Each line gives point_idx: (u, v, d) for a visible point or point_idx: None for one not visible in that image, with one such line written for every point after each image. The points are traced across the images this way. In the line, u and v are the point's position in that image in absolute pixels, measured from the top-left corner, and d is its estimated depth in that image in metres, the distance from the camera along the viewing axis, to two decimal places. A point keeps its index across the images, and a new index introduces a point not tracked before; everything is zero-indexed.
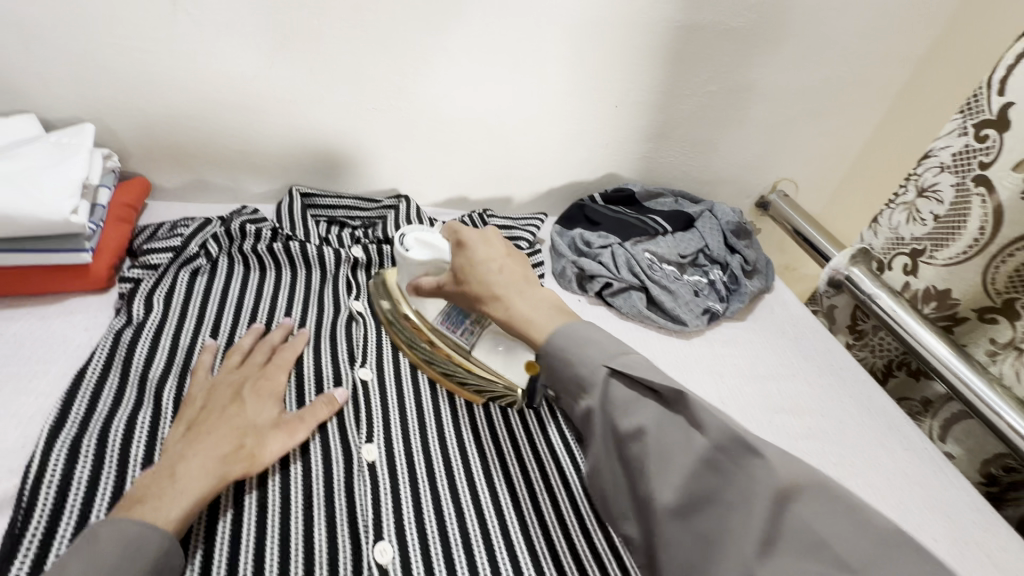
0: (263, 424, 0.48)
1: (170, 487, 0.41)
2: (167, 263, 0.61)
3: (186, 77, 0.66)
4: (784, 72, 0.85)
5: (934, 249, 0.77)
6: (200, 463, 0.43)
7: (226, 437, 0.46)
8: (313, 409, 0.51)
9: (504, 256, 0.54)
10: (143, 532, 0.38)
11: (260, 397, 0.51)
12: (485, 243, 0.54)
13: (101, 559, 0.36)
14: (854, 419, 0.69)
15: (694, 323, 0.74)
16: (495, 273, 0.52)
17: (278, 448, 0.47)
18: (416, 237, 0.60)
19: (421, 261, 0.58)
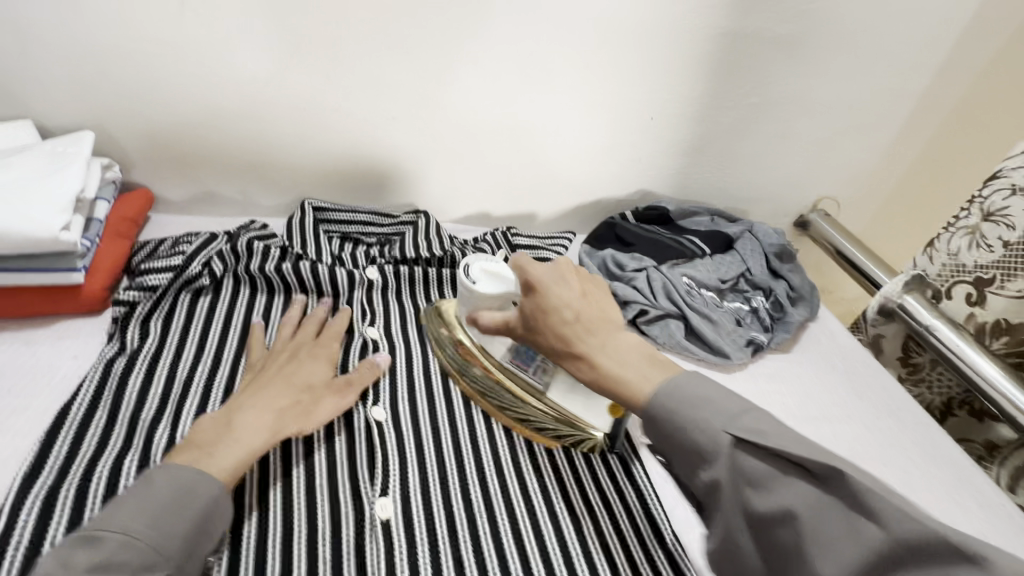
0: (316, 386, 0.49)
1: (229, 434, 0.43)
2: (166, 284, 0.55)
3: (194, 83, 0.62)
4: (832, 84, 0.79)
5: (1005, 279, 0.70)
6: (258, 417, 0.45)
7: (282, 395, 0.47)
8: (361, 374, 0.52)
9: (581, 297, 0.44)
10: (200, 478, 0.39)
11: (314, 361, 0.52)
12: (560, 282, 0.44)
13: (155, 500, 0.36)
14: (920, 469, 0.62)
15: (738, 356, 0.67)
16: (573, 321, 0.42)
17: (330, 408, 0.49)
18: (484, 268, 0.51)
19: (491, 295, 0.50)
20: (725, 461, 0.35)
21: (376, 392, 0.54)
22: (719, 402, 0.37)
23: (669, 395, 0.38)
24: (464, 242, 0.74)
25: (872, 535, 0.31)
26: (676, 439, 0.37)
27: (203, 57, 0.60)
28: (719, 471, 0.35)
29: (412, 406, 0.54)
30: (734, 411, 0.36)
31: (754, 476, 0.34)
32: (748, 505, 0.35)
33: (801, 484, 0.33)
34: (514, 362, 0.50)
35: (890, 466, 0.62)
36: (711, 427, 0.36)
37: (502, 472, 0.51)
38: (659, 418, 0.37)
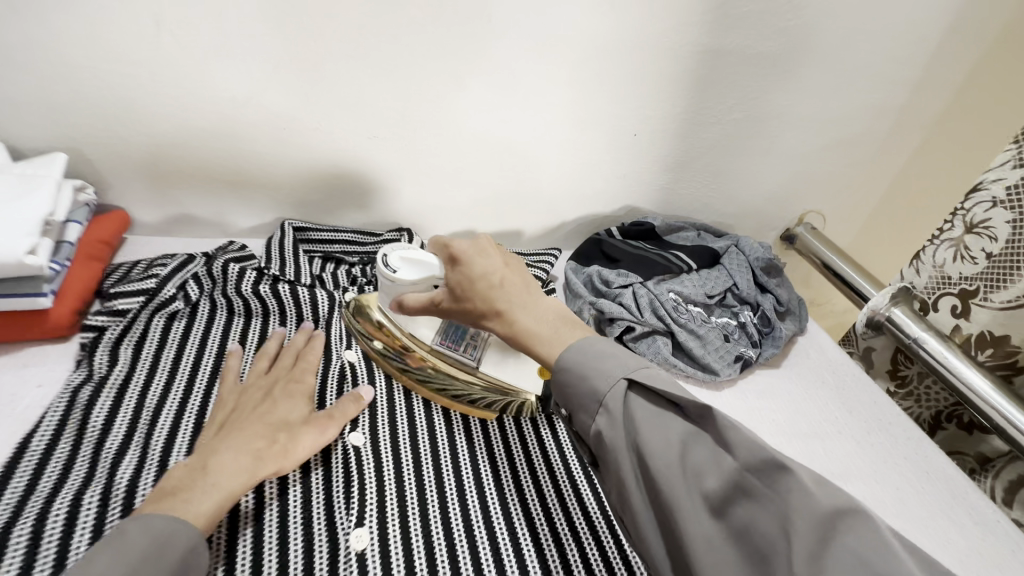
0: (294, 420, 0.48)
1: (201, 480, 0.41)
2: (138, 309, 0.54)
3: (170, 105, 0.61)
4: (812, 100, 0.80)
5: (989, 291, 0.70)
6: (233, 460, 0.43)
7: (258, 433, 0.45)
8: (342, 406, 0.50)
9: (503, 267, 0.48)
10: (174, 526, 0.37)
11: (289, 394, 0.50)
12: (485, 256, 0.48)
13: (127, 552, 0.34)
14: (912, 486, 0.61)
15: (726, 372, 0.67)
16: (499, 292, 0.46)
17: (310, 444, 0.47)
18: (403, 255, 0.52)
19: (413, 281, 0.51)
20: (619, 404, 0.40)
21: (355, 416, 0.52)
22: (621, 357, 0.42)
23: (576, 351, 0.43)
24: None
25: (730, 464, 0.35)
26: (576, 391, 0.42)
27: (181, 77, 0.59)
28: (611, 411, 0.40)
29: (392, 429, 0.52)
30: (636, 364, 0.41)
31: (645, 416, 0.39)
32: (637, 440, 0.38)
33: (678, 422, 0.38)
34: (445, 343, 0.56)
35: (882, 482, 0.61)
36: (612, 375, 0.40)
37: (483, 499, 0.49)
38: (563, 369, 0.43)
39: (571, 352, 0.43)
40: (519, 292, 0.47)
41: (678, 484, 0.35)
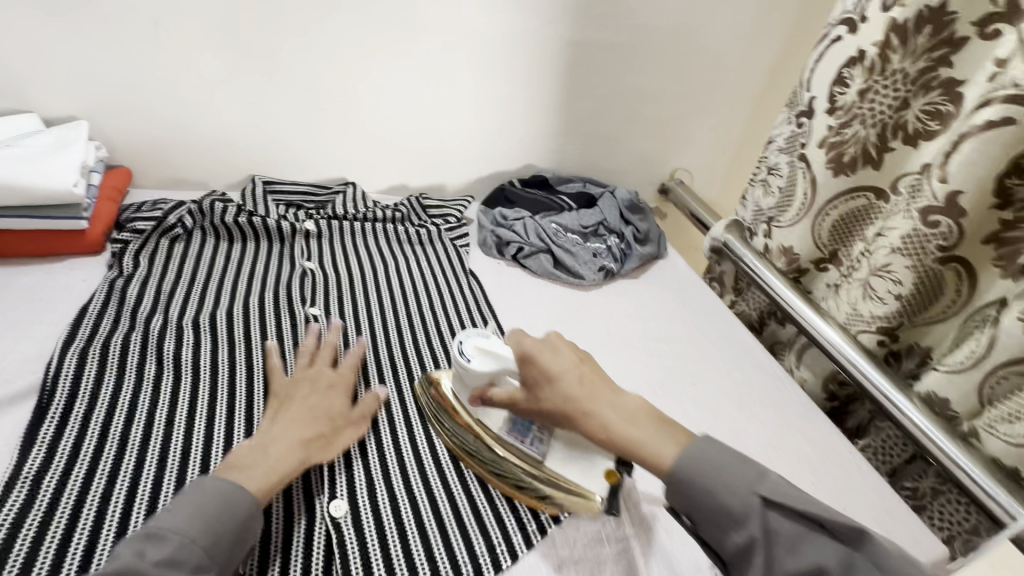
0: (335, 413, 0.58)
1: (262, 458, 0.50)
2: (150, 230, 0.74)
3: (166, 83, 0.82)
4: (663, 79, 1.05)
5: (780, 215, 0.96)
6: (286, 442, 0.52)
7: (309, 425, 0.55)
8: (367, 403, 0.61)
9: (577, 361, 0.53)
10: (238, 491, 0.46)
11: (330, 389, 0.60)
12: (554, 351, 0.54)
13: (203, 510, 0.44)
14: (717, 347, 0.87)
15: (590, 277, 0.91)
16: (587, 403, 0.51)
17: (347, 438, 0.57)
18: (475, 344, 0.57)
19: (484, 370, 0.56)
20: (756, 521, 0.43)
21: (314, 299, 0.74)
22: (728, 465, 0.45)
23: (687, 463, 0.46)
24: (386, 206, 0.95)
25: (836, 553, 0.41)
26: (693, 501, 0.45)
27: (173, 64, 0.80)
28: (754, 530, 0.43)
29: (340, 308, 0.74)
30: (755, 479, 0.44)
31: (784, 535, 0.42)
32: (773, 562, 0.42)
33: (827, 540, 0.41)
34: (511, 434, 0.56)
35: (696, 346, 0.87)
36: (748, 494, 0.43)
37: (405, 348, 0.71)
38: (683, 485, 0.45)
39: (683, 464, 0.46)
40: (601, 392, 0.52)
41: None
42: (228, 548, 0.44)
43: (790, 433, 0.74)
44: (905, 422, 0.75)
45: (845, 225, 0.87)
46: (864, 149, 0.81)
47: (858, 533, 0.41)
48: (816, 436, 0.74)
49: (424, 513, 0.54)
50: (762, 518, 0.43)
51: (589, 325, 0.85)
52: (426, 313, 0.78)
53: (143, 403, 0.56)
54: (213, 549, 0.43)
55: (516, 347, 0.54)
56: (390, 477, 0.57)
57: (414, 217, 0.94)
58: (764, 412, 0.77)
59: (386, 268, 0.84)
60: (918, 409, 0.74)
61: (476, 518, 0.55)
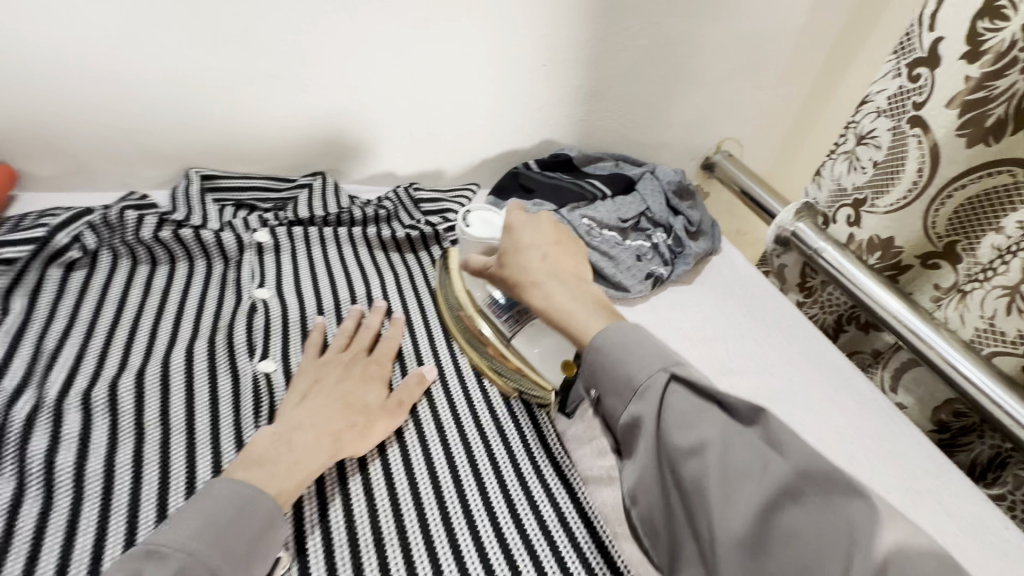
0: (373, 406, 0.50)
1: (283, 453, 0.44)
2: (27, 258, 0.51)
3: (45, 47, 0.58)
4: (717, 22, 0.82)
5: (876, 197, 0.74)
6: (310, 433, 0.46)
7: (338, 412, 0.48)
8: (407, 387, 0.53)
9: (549, 236, 0.55)
10: (257, 497, 0.40)
11: (368, 376, 0.53)
12: (531, 227, 0.55)
13: (214, 518, 0.38)
14: (803, 377, 0.67)
15: (637, 288, 0.70)
16: (541, 271, 0.51)
17: (384, 428, 0.50)
18: (478, 215, 0.62)
19: (477, 238, 0.60)
20: (656, 394, 0.41)
21: (266, 347, 0.54)
22: (652, 346, 0.44)
23: (610, 344, 0.45)
24: (366, 202, 0.73)
25: (777, 470, 0.36)
26: (605, 368, 0.44)
27: (47, 18, 0.57)
28: (649, 403, 0.41)
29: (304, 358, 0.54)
30: (673, 359, 0.43)
31: (677, 409, 0.40)
32: (668, 443, 0.39)
33: (721, 421, 0.39)
34: (491, 308, 0.57)
35: (778, 374, 0.67)
36: (652, 366, 0.42)
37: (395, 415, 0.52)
38: (596, 354, 0.45)
39: (604, 337, 0.45)
40: (559, 270, 0.52)
41: (711, 481, 0.36)
42: (243, 559, 0.38)
43: (921, 503, 0.56)
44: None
45: (973, 211, 0.66)
46: (1019, 106, 0.59)
47: (750, 410, 0.40)
48: (953, 504, 0.56)
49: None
50: (662, 393, 0.41)
51: None
52: (425, 359, 0.58)
53: None
54: (223, 564, 0.37)
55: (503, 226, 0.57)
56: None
57: (403, 213, 0.72)
58: (879, 472, 0.58)
59: (367, 291, 0.63)
60: None
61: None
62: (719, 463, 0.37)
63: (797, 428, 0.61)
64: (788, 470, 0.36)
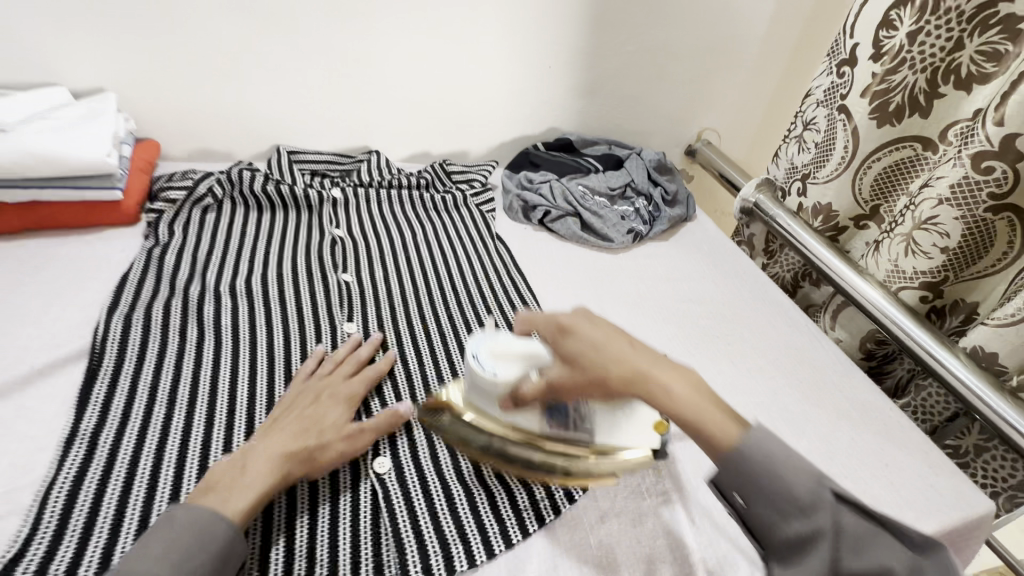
0: (330, 428, 0.50)
1: (238, 479, 0.44)
2: (182, 200, 0.75)
3: (189, 53, 0.81)
4: (690, 30, 1.01)
5: (817, 170, 0.92)
6: (267, 457, 0.46)
7: (294, 437, 0.48)
8: (375, 422, 0.52)
9: (618, 332, 0.48)
10: (207, 518, 0.41)
11: (335, 402, 0.53)
12: (589, 323, 0.48)
13: (174, 542, 0.39)
14: (752, 307, 0.85)
15: (619, 240, 0.90)
16: (639, 367, 0.44)
17: (344, 449, 0.50)
18: (490, 346, 0.51)
19: (513, 372, 0.50)
20: (824, 515, 0.38)
21: (345, 265, 0.74)
22: (793, 459, 0.40)
23: (754, 447, 0.41)
24: (410, 173, 0.94)
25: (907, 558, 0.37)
26: (752, 479, 0.40)
27: (194, 32, 0.80)
28: (818, 522, 0.38)
29: (371, 273, 0.74)
30: (820, 471, 0.40)
31: (854, 533, 0.37)
32: (786, 532, 0.39)
33: (841, 517, 0.38)
34: (552, 424, 0.51)
35: (732, 303, 0.85)
36: (811, 478, 0.39)
37: (435, 309, 0.70)
38: (741, 460, 0.40)
39: (751, 445, 0.41)
40: (656, 359, 0.46)
41: None
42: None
43: (835, 392, 0.72)
44: (936, 366, 0.74)
45: (887, 178, 0.84)
46: (911, 95, 0.77)
47: (926, 542, 0.38)
48: (856, 392, 0.72)
49: (473, 488, 0.51)
50: (834, 514, 0.38)
51: (618, 286, 0.84)
52: (457, 278, 0.77)
53: (187, 365, 0.56)
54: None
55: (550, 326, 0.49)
56: (385, 541, 0.46)
57: (438, 183, 0.92)
58: (803, 371, 0.75)
59: (413, 234, 0.83)
60: (948, 351, 0.73)
61: (524, 489, 0.51)
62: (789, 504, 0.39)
63: (742, 338, 0.78)
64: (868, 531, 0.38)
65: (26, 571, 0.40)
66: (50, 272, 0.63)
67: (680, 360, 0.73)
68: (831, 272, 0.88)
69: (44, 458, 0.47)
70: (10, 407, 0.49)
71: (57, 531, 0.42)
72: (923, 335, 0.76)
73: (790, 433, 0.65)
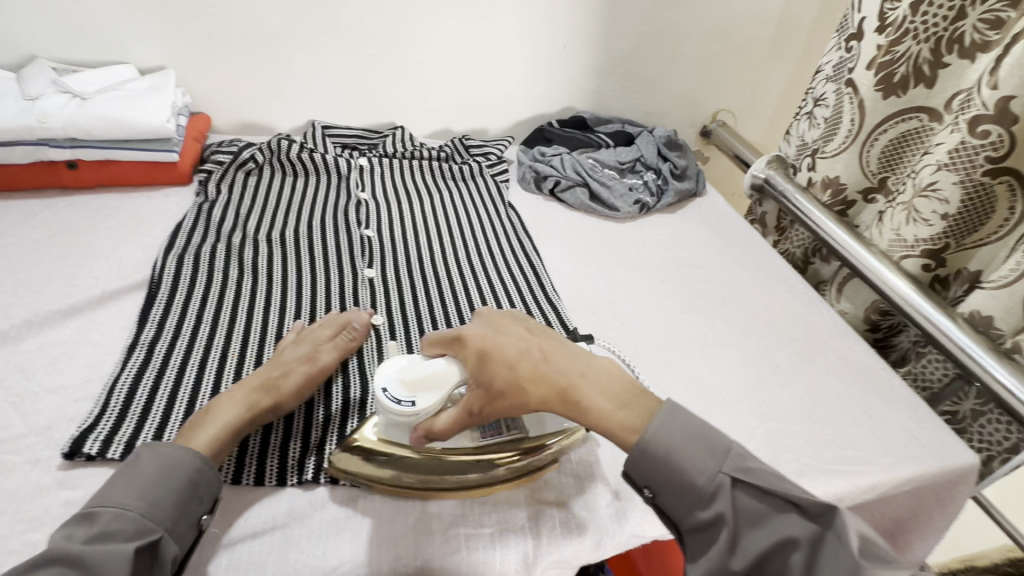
0: (288, 362, 0.53)
1: (203, 416, 0.47)
2: (228, 163, 0.83)
3: (237, 36, 0.91)
4: (704, 13, 1.04)
5: (825, 144, 0.94)
6: (227, 395, 0.49)
7: (255, 376, 0.51)
8: (330, 353, 0.56)
9: (531, 340, 0.49)
10: (176, 451, 0.43)
11: (292, 347, 0.56)
12: (498, 334, 0.49)
13: (140, 477, 0.41)
14: (751, 273, 0.87)
15: (625, 209, 0.94)
16: (549, 366, 0.47)
17: (300, 379, 0.52)
18: (402, 382, 0.47)
19: (433, 402, 0.46)
20: (724, 499, 0.42)
21: (369, 223, 0.81)
22: (693, 439, 0.44)
23: (659, 439, 0.44)
24: (431, 146, 1.01)
25: (814, 528, 0.40)
26: (660, 478, 0.43)
27: (242, 15, 0.89)
28: (718, 508, 0.42)
29: (390, 231, 0.81)
30: (726, 449, 0.43)
31: (749, 510, 0.41)
32: (726, 557, 0.41)
33: (798, 520, 0.40)
34: (486, 434, 0.50)
35: (733, 268, 0.88)
36: (711, 469, 0.42)
37: (445, 263, 0.77)
38: (654, 461, 0.43)
39: (656, 431, 0.44)
40: (565, 360, 0.48)
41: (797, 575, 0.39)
42: (174, 511, 0.41)
43: (826, 352, 0.74)
44: (934, 332, 0.75)
45: (895, 150, 0.85)
46: (915, 66, 0.79)
47: (826, 510, 0.40)
48: (847, 353, 0.74)
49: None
50: (732, 498, 0.42)
51: (621, 251, 0.88)
52: (468, 238, 0.83)
53: (228, 295, 0.64)
54: (153, 514, 0.40)
55: (459, 344, 0.48)
56: None
57: (457, 156, 0.99)
58: (798, 330, 0.77)
59: (431, 199, 0.90)
60: (947, 316, 0.74)
61: None
62: (806, 563, 0.39)
63: (738, 299, 0.81)
64: (853, 562, 0.37)
65: (93, 443, 0.47)
66: (118, 221, 0.73)
67: (675, 317, 0.77)
68: (838, 244, 0.89)
69: (112, 360, 0.55)
70: (86, 320, 0.58)
71: (119, 416, 0.49)
72: (925, 302, 0.77)
73: (776, 383, 0.68)
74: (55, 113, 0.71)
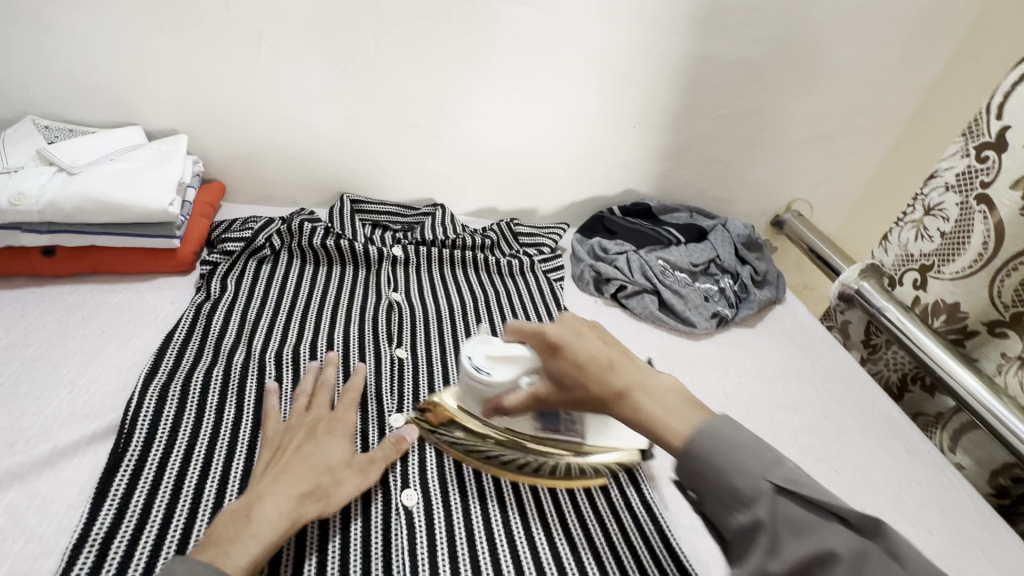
0: (338, 461, 0.46)
1: (246, 528, 0.39)
2: (239, 251, 0.70)
3: (266, 100, 0.79)
4: (796, 99, 0.92)
5: (942, 264, 0.79)
6: (276, 504, 0.41)
7: (303, 478, 0.44)
8: (384, 450, 0.49)
9: (604, 344, 0.44)
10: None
11: (334, 434, 0.49)
12: (578, 330, 0.45)
13: None
14: (856, 421, 0.71)
15: (702, 325, 0.79)
16: (609, 368, 0.42)
17: (353, 487, 0.46)
18: (485, 354, 0.51)
19: (507, 378, 0.49)
20: (767, 505, 0.34)
21: (401, 338, 0.66)
22: (748, 445, 0.36)
23: (705, 440, 0.37)
24: (474, 231, 0.88)
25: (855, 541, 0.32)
26: (703, 477, 0.36)
27: (272, 76, 0.77)
28: (759, 513, 0.34)
29: (427, 349, 0.65)
30: (776, 458, 0.35)
31: (795, 519, 0.33)
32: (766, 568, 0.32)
33: (844, 533, 0.32)
34: (544, 428, 0.51)
35: (831, 412, 0.72)
36: (753, 472, 0.35)
37: None
38: (694, 461, 0.37)
39: (700, 434, 0.37)
40: (630, 369, 0.43)
41: None
42: None
43: (974, 554, 0.57)
44: None
45: None
46: None
47: (870, 522, 0.33)
48: (1000, 555, 0.57)
49: None
50: (774, 505, 0.34)
51: (699, 381, 0.73)
52: None
53: (219, 452, 0.48)
54: None
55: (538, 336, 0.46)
56: None
57: (504, 243, 0.86)
58: (928, 513, 0.61)
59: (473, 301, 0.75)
60: None
61: None
62: None
63: (848, 463, 0.65)
64: None
65: None
66: (94, 326, 0.59)
67: None
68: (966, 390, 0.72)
69: (49, 564, 0.40)
70: (23, 494, 0.43)
71: None
72: None
73: None
74: (33, 192, 0.59)
